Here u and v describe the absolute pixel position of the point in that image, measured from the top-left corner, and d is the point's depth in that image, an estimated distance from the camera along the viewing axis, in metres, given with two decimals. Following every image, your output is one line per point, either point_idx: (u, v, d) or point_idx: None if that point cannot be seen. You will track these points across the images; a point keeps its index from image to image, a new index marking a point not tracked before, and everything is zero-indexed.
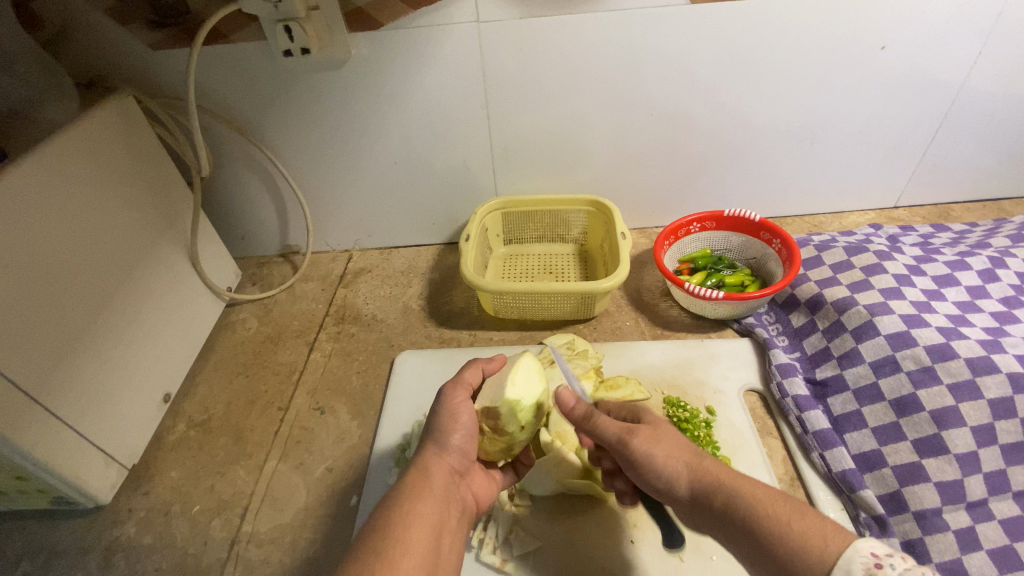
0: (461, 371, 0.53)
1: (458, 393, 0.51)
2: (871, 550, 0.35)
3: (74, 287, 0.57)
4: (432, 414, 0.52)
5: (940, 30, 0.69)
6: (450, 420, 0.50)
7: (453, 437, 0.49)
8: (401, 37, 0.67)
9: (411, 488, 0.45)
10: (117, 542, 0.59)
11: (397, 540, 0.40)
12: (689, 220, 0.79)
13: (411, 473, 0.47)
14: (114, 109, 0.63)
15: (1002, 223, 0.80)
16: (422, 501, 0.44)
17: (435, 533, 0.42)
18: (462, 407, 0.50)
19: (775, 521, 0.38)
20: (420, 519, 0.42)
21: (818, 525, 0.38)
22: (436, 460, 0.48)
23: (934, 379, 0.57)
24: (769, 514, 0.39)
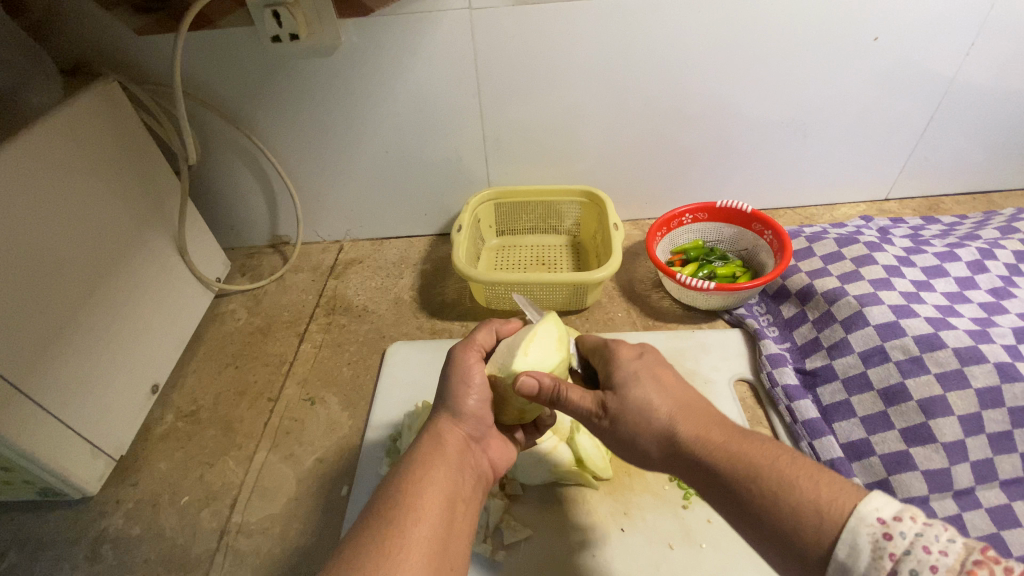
0: (472, 332, 0.53)
1: (468, 356, 0.51)
2: (878, 517, 0.31)
3: (60, 276, 0.56)
4: (443, 379, 0.51)
5: (933, 21, 0.69)
6: (463, 384, 0.49)
7: (467, 402, 0.49)
8: (392, 24, 0.66)
9: (423, 456, 0.45)
10: (105, 533, 0.59)
11: (408, 508, 0.40)
12: (681, 211, 0.78)
13: (423, 441, 0.47)
14: (98, 94, 0.62)
15: (991, 216, 0.80)
16: (434, 470, 0.44)
17: (447, 501, 0.42)
18: (473, 368, 0.50)
19: (763, 497, 0.35)
20: (431, 488, 0.42)
21: (812, 489, 0.34)
22: (448, 428, 0.48)
23: (922, 369, 0.58)
24: (757, 490, 0.36)
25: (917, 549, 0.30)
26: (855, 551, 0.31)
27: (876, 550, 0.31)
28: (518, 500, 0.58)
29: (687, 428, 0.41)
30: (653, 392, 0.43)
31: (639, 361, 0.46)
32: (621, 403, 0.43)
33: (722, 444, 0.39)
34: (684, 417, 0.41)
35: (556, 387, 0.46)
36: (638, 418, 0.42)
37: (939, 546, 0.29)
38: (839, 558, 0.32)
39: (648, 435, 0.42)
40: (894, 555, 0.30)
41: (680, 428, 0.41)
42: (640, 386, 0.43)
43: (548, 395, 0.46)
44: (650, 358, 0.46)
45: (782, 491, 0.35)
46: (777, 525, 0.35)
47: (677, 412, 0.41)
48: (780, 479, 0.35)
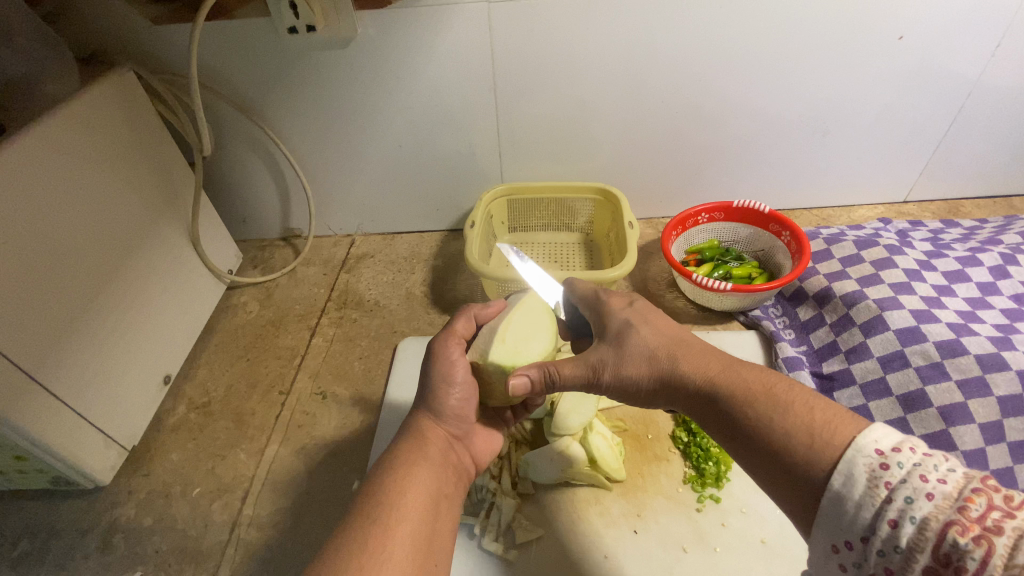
0: (451, 321, 0.52)
1: (451, 348, 0.49)
2: (875, 448, 0.29)
3: (76, 267, 0.56)
4: (424, 374, 0.50)
5: (960, 22, 0.68)
6: (445, 381, 0.48)
7: (447, 400, 0.48)
8: (408, 17, 0.66)
9: (406, 453, 0.44)
10: (117, 524, 0.59)
11: (393, 504, 0.39)
12: (697, 210, 0.77)
13: (403, 438, 0.46)
14: (114, 83, 0.62)
15: (1013, 220, 0.79)
16: (417, 468, 0.43)
17: (432, 497, 0.42)
18: (457, 363, 0.49)
19: (756, 419, 0.35)
20: (415, 486, 0.41)
21: (804, 413, 0.33)
22: (431, 427, 0.47)
23: (943, 375, 0.57)
24: (750, 415, 0.35)
25: (914, 477, 0.27)
26: (849, 479, 0.29)
27: (872, 479, 0.28)
28: (530, 499, 0.57)
29: (682, 362, 0.41)
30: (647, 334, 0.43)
31: (631, 309, 0.46)
32: (617, 352, 0.43)
33: (716, 376, 0.39)
34: (681, 352, 0.41)
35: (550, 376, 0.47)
36: (635, 362, 0.42)
37: (937, 475, 0.27)
38: (834, 487, 0.29)
39: (644, 375, 0.42)
40: (890, 484, 0.28)
41: (675, 362, 0.41)
42: (636, 330, 0.44)
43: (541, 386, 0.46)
44: (641, 307, 0.46)
45: (775, 417, 0.34)
46: (769, 447, 0.34)
47: (674, 349, 0.42)
48: (775, 404, 0.35)
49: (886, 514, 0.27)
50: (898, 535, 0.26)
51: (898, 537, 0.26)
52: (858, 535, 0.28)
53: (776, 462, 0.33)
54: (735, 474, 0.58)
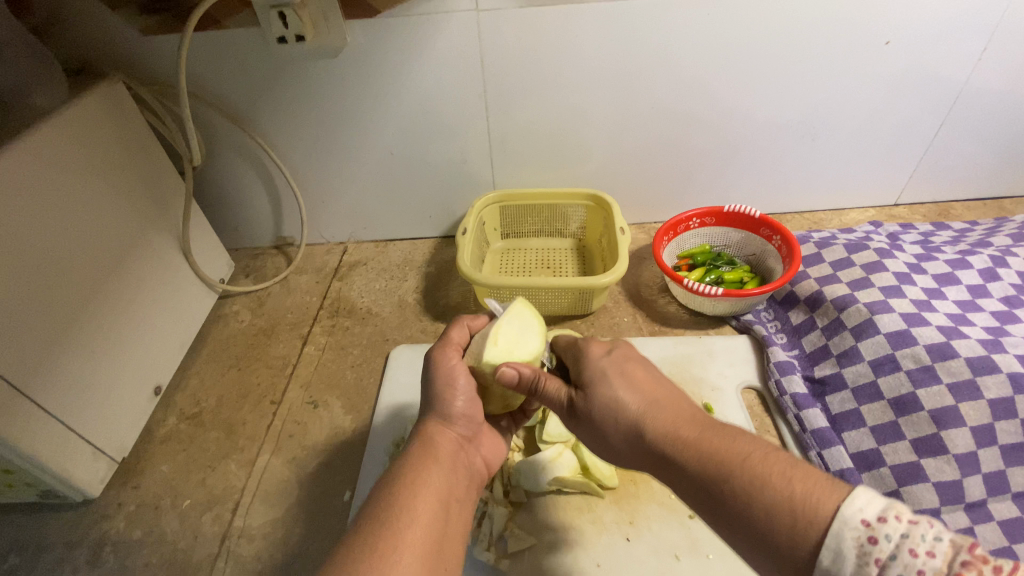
0: (448, 331, 0.52)
1: (450, 355, 0.50)
2: (862, 519, 0.29)
3: (64, 277, 0.56)
4: (425, 381, 0.50)
5: (947, 27, 0.68)
6: (449, 385, 0.48)
7: (455, 403, 0.48)
8: (398, 25, 0.66)
9: (416, 457, 0.44)
10: (106, 537, 0.59)
11: (403, 507, 0.39)
12: (688, 215, 0.78)
13: (415, 443, 0.46)
14: (103, 95, 0.62)
15: (1003, 222, 0.79)
16: (429, 470, 0.43)
17: (442, 501, 0.41)
18: (458, 368, 0.49)
19: (733, 493, 0.34)
20: (425, 489, 0.41)
21: (782, 486, 0.33)
22: (439, 430, 0.47)
23: (934, 379, 0.57)
24: (727, 489, 0.35)
25: (904, 552, 0.28)
26: (838, 556, 0.29)
27: (861, 554, 0.29)
28: (521, 507, 0.57)
29: (653, 423, 0.40)
30: (619, 390, 0.42)
31: (609, 357, 0.45)
32: (589, 401, 0.43)
33: (691, 441, 0.38)
34: (652, 414, 0.40)
35: (536, 377, 0.47)
36: (606, 416, 0.42)
37: (925, 547, 0.27)
38: (823, 564, 0.30)
39: (619, 434, 0.41)
40: (880, 560, 0.28)
41: (647, 424, 0.40)
42: (608, 383, 0.43)
43: (528, 384, 0.47)
44: (619, 355, 0.45)
45: (754, 490, 0.33)
46: (745, 519, 0.33)
47: (645, 409, 0.41)
48: (753, 477, 0.34)
49: None
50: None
51: None
52: None
53: (760, 537, 0.33)
54: None
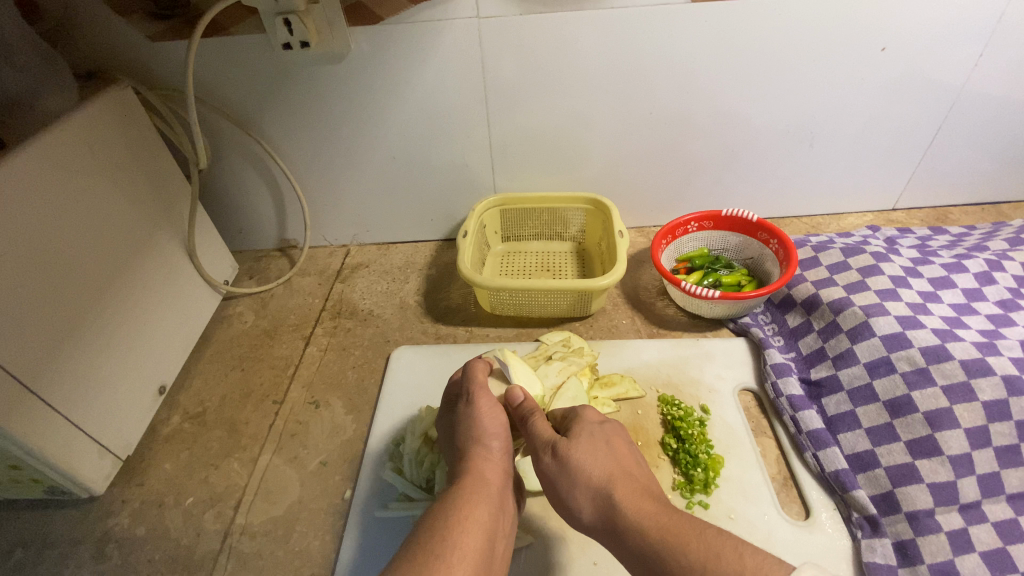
0: (475, 371, 0.56)
1: (483, 395, 0.53)
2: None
3: (71, 277, 0.57)
4: (462, 417, 0.52)
5: (941, 34, 0.69)
6: (487, 422, 0.51)
7: (495, 440, 0.50)
8: (402, 32, 0.67)
9: (465, 491, 0.44)
10: (110, 533, 0.59)
11: (456, 543, 0.39)
12: (686, 219, 0.78)
13: (462, 477, 0.46)
14: (112, 100, 0.63)
15: (999, 227, 0.80)
16: (477, 504, 0.43)
17: (489, 538, 0.42)
18: (493, 407, 0.52)
19: (686, 565, 0.38)
20: (475, 523, 0.42)
21: (731, 564, 0.37)
22: (484, 463, 0.48)
23: (929, 380, 0.57)
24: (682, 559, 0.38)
25: None
26: None
27: None
28: (519, 507, 0.58)
29: (621, 489, 0.44)
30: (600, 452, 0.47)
31: (600, 426, 0.50)
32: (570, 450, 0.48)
33: (653, 514, 0.42)
34: (620, 484, 0.45)
35: (532, 408, 0.53)
36: (581, 469, 0.46)
37: None
38: None
39: (590, 497, 0.45)
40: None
41: (616, 491, 0.44)
42: (588, 447, 0.48)
43: (524, 412, 0.53)
44: (611, 428, 0.51)
45: (707, 561, 0.37)
46: None
47: (615, 478, 0.45)
48: (704, 551, 0.38)
49: None
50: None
51: None
52: None
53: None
54: (725, 480, 0.58)
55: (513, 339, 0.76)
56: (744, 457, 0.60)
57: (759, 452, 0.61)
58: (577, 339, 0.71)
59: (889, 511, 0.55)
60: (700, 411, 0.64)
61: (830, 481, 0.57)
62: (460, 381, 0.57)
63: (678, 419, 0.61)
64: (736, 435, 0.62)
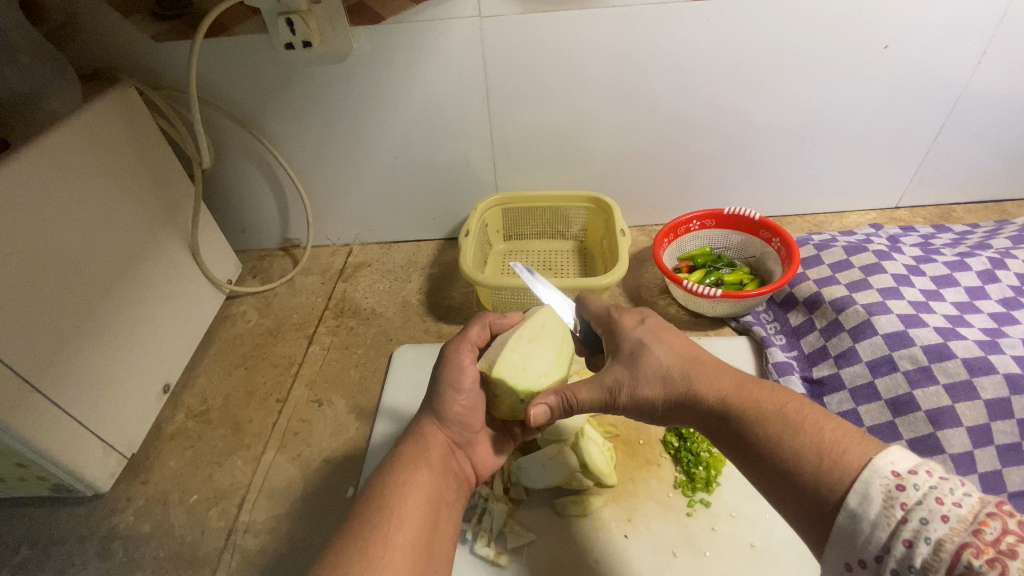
0: (466, 328, 0.53)
1: (462, 355, 0.50)
2: (891, 469, 0.29)
3: (77, 276, 0.57)
4: (433, 378, 0.51)
5: (944, 32, 0.69)
6: (452, 387, 0.49)
7: (454, 406, 0.49)
8: (403, 32, 0.67)
9: (409, 458, 0.45)
10: (115, 530, 0.60)
11: (392, 507, 0.40)
12: (688, 218, 0.78)
13: (411, 444, 0.47)
14: (115, 100, 0.63)
15: (1003, 225, 0.80)
16: (419, 470, 0.44)
17: (431, 502, 0.43)
18: (466, 370, 0.50)
19: (770, 435, 0.36)
20: (416, 490, 0.42)
21: (814, 434, 0.34)
22: (433, 432, 0.49)
23: (931, 379, 0.57)
24: (766, 435, 0.36)
25: (930, 499, 0.27)
26: (865, 499, 0.29)
27: (888, 500, 0.28)
28: (521, 504, 0.58)
29: (696, 381, 0.41)
30: (660, 351, 0.44)
31: (643, 326, 0.47)
32: (631, 371, 0.44)
33: (732, 393, 0.39)
34: (691, 370, 0.42)
35: (563, 403, 0.46)
36: (647, 382, 0.43)
37: (954, 498, 0.27)
38: (850, 507, 0.30)
39: (657, 395, 0.43)
40: (906, 505, 0.28)
41: (688, 381, 0.42)
42: (647, 346, 0.45)
43: (560, 409, 0.46)
44: (653, 323, 0.47)
45: (793, 433, 0.35)
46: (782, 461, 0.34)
47: (688, 369, 0.42)
48: (790, 428, 0.35)
49: (901, 533, 0.27)
50: (912, 555, 0.27)
51: (912, 557, 0.26)
52: (871, 555, 0.28)
53: (790, 484, 0.34)
54: (726, 478, 0.59)
55: None
56: None
57: None
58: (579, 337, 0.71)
59: None
60: None
61: None
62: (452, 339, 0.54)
63: None
64: None
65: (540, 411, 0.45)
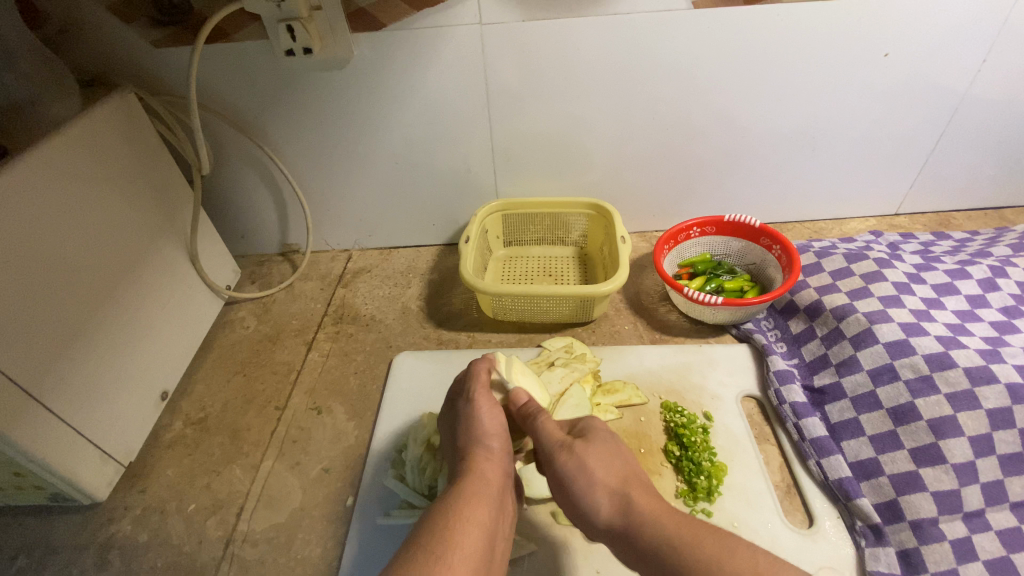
0: (478, 371, 0.55)
1: (486, 396, 0.52)
2: None
3: (73, 284, 0.57)
4: (466, 416, 0.51)
5: (945, 38, 0.69)
6: (488, 426, 0.50)
7: (497, 439, 0.49)
8: (403, 38, 0.67)
9: (466, 488, 0.44)
10: (113, 540, 0.59)
11: (455, 541, 0.39)
12: (689, 225, 0.78)
13: (463, 476, 0.46)
14: (116, 106, 0.63)
15: (1003, 232, 0.80)
16: (478, 503, 0.43)
17: (490, 538, 0.41)
18: (492, 411, 0.51)
19: (705, 560, 0.37)
20: (478, 522, 0.41)
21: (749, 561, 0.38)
22: (485, 463, 0.47)
23: (933, 389, 0.57)
24: (702, 554, 0.38)
25: None
26: None
27: None
28: (522, 515, 0.58)
29: (634, 489, 0.44)
30: (613, 452, 0.47)
31: (607, 430, 0.50)
32: (582, 454, 0.46)
33: (668, 511, 0.42)
34: (634, 482, 0.44)
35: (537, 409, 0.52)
36: (596, 468, 0.45)
37: None
38: None
39: (597, 487, 0.44)
40: None
41: (630, 489, 0.44)
42: (604, 446, 0.47)
43: (529, 411, 0.52)
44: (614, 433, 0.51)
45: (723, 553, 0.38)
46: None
47: (629, 477, 0.45)
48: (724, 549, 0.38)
49: None
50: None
51: None
52: None
53: None
54: (728, 488, 0.58)
55: (515, 345, 0.76)
56: (747, 464, 0.60)
57: (762, 459, 0.61)
58: (580, 344, 0.72)
59: (892, 519, 0.54)
60: (703, 417, 0.64)
61: (833, 489, 0.57)
62: (463, 383, 0.56)
63: (681, 426, 0.61)
64: (739, 442, 0.62)
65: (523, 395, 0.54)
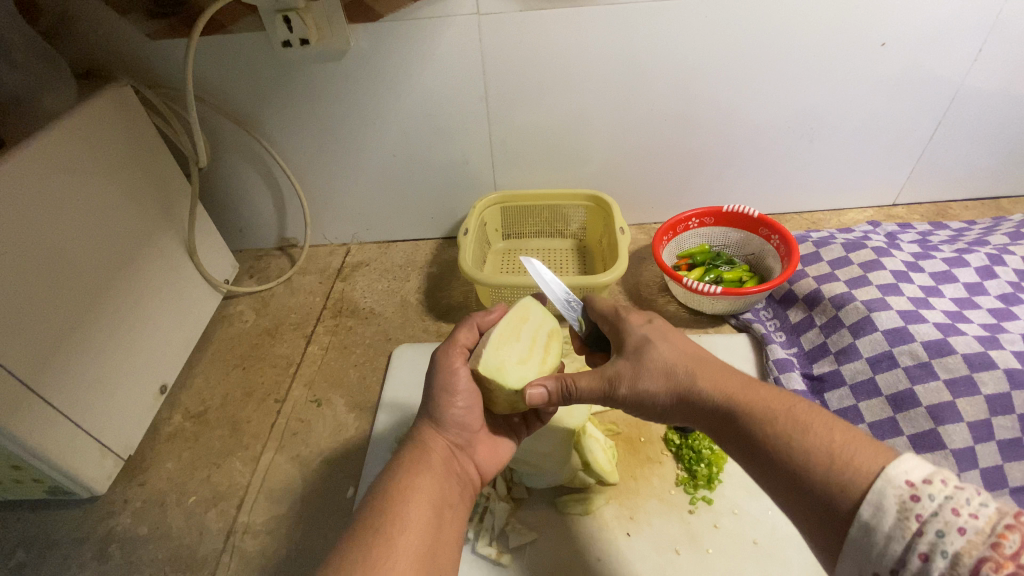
0: (455, 332, 0.51)
1: (454, 358, 0.49)
2: (906, 479, 0.28)
3: (71, 277, 0.57)
4: (427, 384, 0.50)
5: (942, 29, 0.69)
6: (446, 391, 0.48)
7: (449, 408, 0.48)
8: (400, 28, 0.67)
9: (408, 463, 0.45)
10: (113, 533, 0.59)
11: (392, 513, 0.40)
12: (687, 216, 0.78)
13: (407, 450, 0.47)
14: (113, 99, 0.63)
15: (1000, 222, 0.80)
16: (418, 475, 0.44)
17: (434, 507, 0.42)
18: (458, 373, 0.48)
19: (781, 440, 0.35)
20: (417, 494, 0.42)
21: (824, 437, 0.34)
22: (432, 435, 0.48)
23: (932, 375, 0.58)
24: (773, 436, 0.36)
25: (946, 510, 0.26)
26: (878, 512, 0.28)
27: (902, 511, 0.28)
28: (524, 504, 0.58)
29: (700, 381, 0.41)
30: (664, 352, 0.43)
31: (649, 325, 0.46)
32: (635, 364, 0.44)
33: (734, 395, 0.39)
34: (699, 373, 0.41)
35: (562, 387, 0.46)
36: (652, 376, 0.43)
37: (970, 509, 0.26)
38: (863, 518, 0.29)
39: (662, 388, 0.42)
40: (922, 517, 0.27)
41: (694, 386, 0.41)
42: (654, 347, 0.44)
43: (558, 393, 0.47)
44: (659, 322, 0.47)
45: (797, 434, 0.35)
46: (799, 465, 0.34)
47: (692, 366, 0.42)
48: (798, 432, 0.35)
49: (916, 546, 0.26)
50: (929, 570, 0.26)
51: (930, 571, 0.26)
52: (886, 567, 0.27)
53: (802, 481, 0.33)
54: (728, 476, 0.58)
55: None
56: None
57: None
58: None
59: None
60: None
61: None
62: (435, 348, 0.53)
63: None
64: None
65: (538, 396, 0.46)
